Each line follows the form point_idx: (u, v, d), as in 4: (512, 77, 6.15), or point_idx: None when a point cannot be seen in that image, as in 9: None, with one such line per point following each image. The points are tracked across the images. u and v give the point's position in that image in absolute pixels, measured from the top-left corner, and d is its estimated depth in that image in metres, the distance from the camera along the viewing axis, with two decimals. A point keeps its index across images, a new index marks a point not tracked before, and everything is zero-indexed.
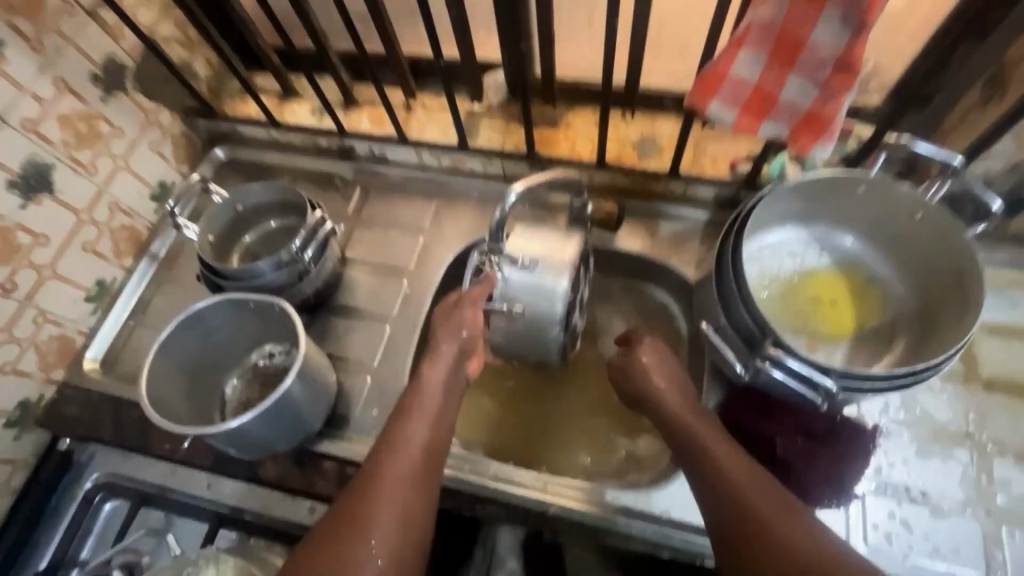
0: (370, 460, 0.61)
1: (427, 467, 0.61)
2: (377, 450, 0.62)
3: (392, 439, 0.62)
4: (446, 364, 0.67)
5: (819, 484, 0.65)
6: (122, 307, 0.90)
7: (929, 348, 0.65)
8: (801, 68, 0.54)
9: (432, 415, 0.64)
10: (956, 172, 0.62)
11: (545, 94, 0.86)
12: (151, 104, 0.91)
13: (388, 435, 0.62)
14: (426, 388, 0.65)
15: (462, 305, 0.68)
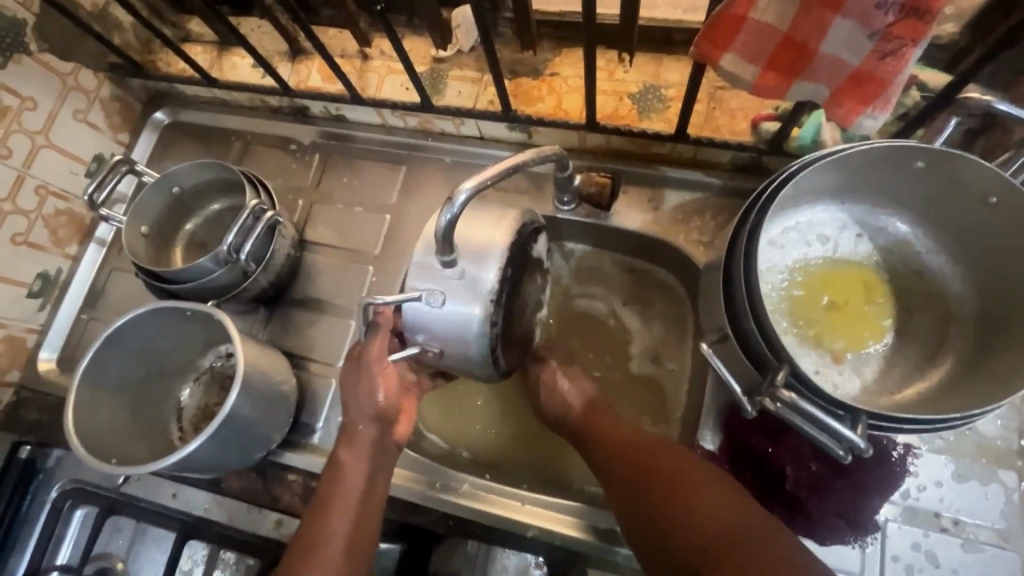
0: (309, 524, 0.55)
1: (363, 524, 0.55)
2: (311, 513, 0.55)
3: (328, 498, 0.56)
4: (372, 436, 0.60)
5: (834, 520, 0.56)
6: (72, 301, 0.83)
7: (983, 363, 0.52)
8: (851, 7, 0.38)
9: (371, 466, 0.58)
10: None
11: (523, 36, 0.70)
12: (66, 67, 0.78)
13: (320, 496, 0.57)
14: (347, 467, 0.57)
15: (367, 365, 0.59)
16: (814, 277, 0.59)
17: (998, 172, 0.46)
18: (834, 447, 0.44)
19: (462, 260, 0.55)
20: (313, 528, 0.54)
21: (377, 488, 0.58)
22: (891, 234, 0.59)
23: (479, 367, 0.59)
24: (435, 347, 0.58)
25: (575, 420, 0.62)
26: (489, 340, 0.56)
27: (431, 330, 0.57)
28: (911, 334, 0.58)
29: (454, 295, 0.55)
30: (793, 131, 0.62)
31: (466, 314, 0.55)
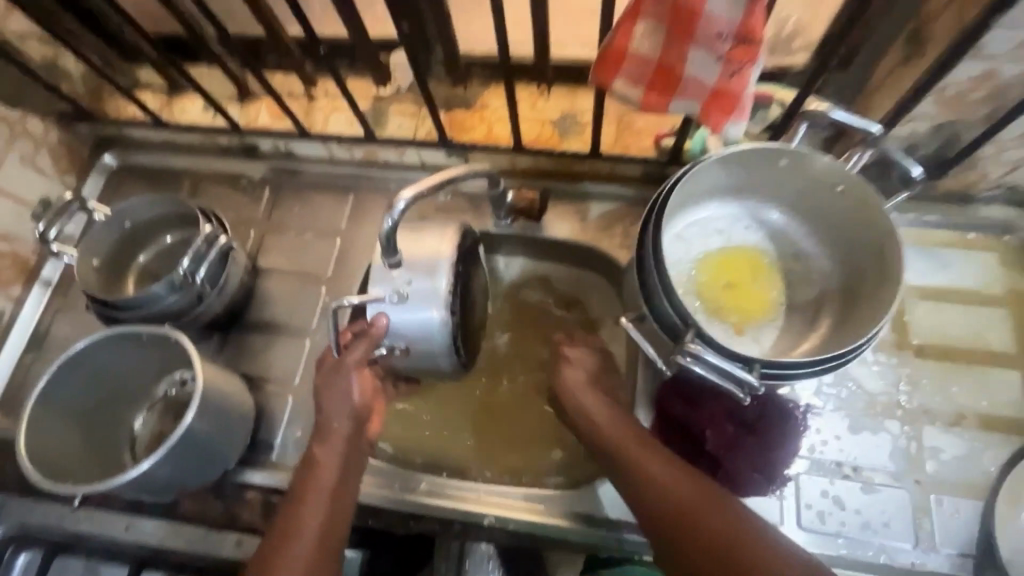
0: (283, 515, 0.57)
1: (335, 520, 0.57)
2: (285, 505, 0.57)
3: (301, 492, 0.57)
4: (347, 433, 0.61)
5: (751, 472, 0.65)
6: (16, 343, 0.83)
7: (848, 323, 0.63)
8: (700, 40, 0.48)
9: (348, 447, 0.61)
10: (875, 140, 0.58)
11: (454, 74, 0.79)
12: (15, 113, 0.80)
13: (296, 484, 0.59)
14: (332, 436, 0.60)
15: (344, 370, 0.61)
16: (713, 264, 0.69)
17: (838, 165, 0.57)
18: (737, 391, 0.55)
19: (413, 267, 0.60)
20: (285, 523, 0.56)
21: (351, 482, 0.59)
22: (774, 225, 0.70)
23: (444, 357, 0.63)
24: (401, 347, 0.62)
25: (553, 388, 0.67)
26: (451, 335, 0.62)
27: (395, 330, 0.61)
28: (796, 307, 0.68)
29: (415, 297, 0.60)
30: (685, 143, 0.72)
31: (426, 306, 0.60)
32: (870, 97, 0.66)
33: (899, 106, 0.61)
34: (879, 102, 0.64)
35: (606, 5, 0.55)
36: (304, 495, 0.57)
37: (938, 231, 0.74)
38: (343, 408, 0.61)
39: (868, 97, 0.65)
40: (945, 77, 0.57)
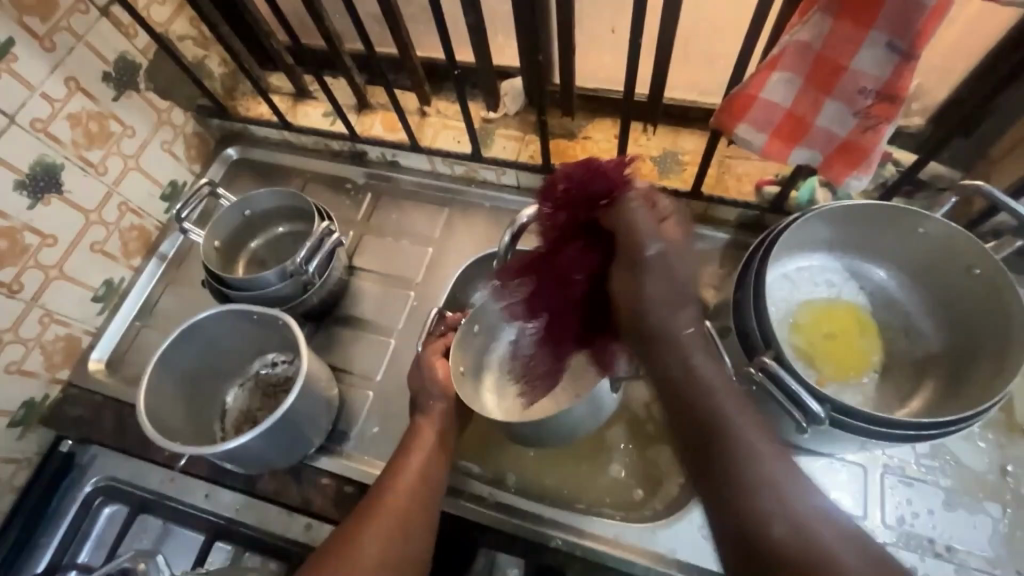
0: (392, 459, 0.64)
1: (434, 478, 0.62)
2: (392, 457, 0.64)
3: (407, 443, 0.64)
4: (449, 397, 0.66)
5: None
6: (128, 309, 0.89)
7: (948, 403, 0.61)
8: (838, 95, 0.49)
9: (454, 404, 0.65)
10: None
11: (564, 105, 0.83)
12: (164, 103, 0.89)
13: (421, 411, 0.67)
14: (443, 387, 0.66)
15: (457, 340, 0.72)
16: (816, 312, 0.69)
17: (981, 248, 0.57)
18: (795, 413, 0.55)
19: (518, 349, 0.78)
20: (394, 463, 0.63)
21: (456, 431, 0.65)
22: (885, 287, 0.69)
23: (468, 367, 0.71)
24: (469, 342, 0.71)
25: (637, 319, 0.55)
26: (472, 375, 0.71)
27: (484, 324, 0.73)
28: (890, 379, 0.67)
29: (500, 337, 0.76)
30: (791, 193, 0.73)
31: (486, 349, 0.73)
32: (992, 166, 0.65)
33: None
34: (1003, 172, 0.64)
35: (741, 53, 0.56)
36: (411, 441, 0.64)
37: None
38: None
39: (993, 166, 0.65)
40: None
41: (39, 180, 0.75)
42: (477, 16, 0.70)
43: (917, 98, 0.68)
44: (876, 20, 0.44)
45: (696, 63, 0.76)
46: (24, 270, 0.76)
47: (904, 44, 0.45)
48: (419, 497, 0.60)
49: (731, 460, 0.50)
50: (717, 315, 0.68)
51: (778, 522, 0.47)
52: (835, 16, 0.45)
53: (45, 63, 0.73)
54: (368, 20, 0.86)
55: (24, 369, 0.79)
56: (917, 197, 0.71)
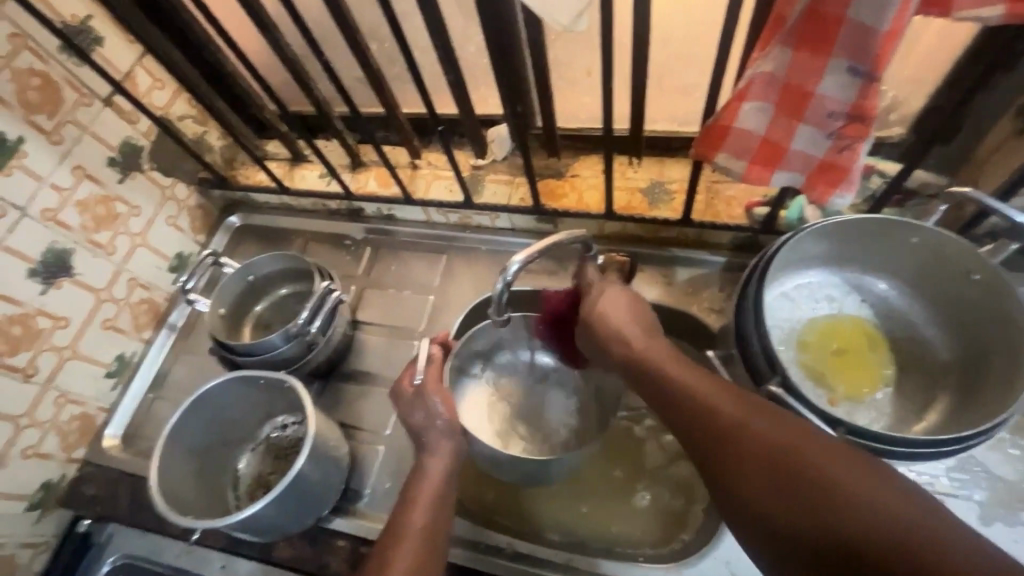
0: (383, 538, 0.58)
1: (437, 525, 0.59)
2: (381, 540, 0.58)
3: (411, 495, 0.61)
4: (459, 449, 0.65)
5: None
6: (140, 382, 0.91)
7: (966, 413, 0.60)
8: (809, 119, 0.50)
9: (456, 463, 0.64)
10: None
11: (549, 147, 0.85)
12: (167, 180, 0.92)
13: (405, 489, 0.62)
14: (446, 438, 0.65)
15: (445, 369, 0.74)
16: (822, 331, 0.68)
17: (976, 253, 0.56)
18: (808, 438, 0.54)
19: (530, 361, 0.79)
20: (396, 525, 0.59)
21: (450, 496, 0.62)
22: (886, 298, 0.68)
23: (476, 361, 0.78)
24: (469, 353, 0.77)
25: (631, 351, 0.60)
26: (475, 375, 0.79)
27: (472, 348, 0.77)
28: (906, 392, 0.65)
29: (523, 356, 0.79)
30: (781, 213, 0.74)
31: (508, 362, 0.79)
32: (977, 169, 0.65)
33: (1013, 178, 0.60)
34: (990, 174, 0.63)
35: (712, 86, 0.58)
36: (415, 492, 0.61)
37: None
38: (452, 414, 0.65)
39: (980, 169, 0.65)
40: None
41: (51, 266, 0.78)
42: (456, 73, 0.73)
43: (893, 110, 0.69)
44: (833, 49, 0.45)
45: (674, 95, 0.78)
46: (38, 353, 0.78)
47: (864, 66, 0.46)
48: (424, 549, 0.57)
49: (704, 428, 0.50)
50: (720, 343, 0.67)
51: (740, 454, 0.46)
52: (794, 48, 0.47)
53: (53, 155, 0.77)
54: (356, 84, 0.90)
55: (41, 452, 0.80)
56: (907, 206, 0.71)
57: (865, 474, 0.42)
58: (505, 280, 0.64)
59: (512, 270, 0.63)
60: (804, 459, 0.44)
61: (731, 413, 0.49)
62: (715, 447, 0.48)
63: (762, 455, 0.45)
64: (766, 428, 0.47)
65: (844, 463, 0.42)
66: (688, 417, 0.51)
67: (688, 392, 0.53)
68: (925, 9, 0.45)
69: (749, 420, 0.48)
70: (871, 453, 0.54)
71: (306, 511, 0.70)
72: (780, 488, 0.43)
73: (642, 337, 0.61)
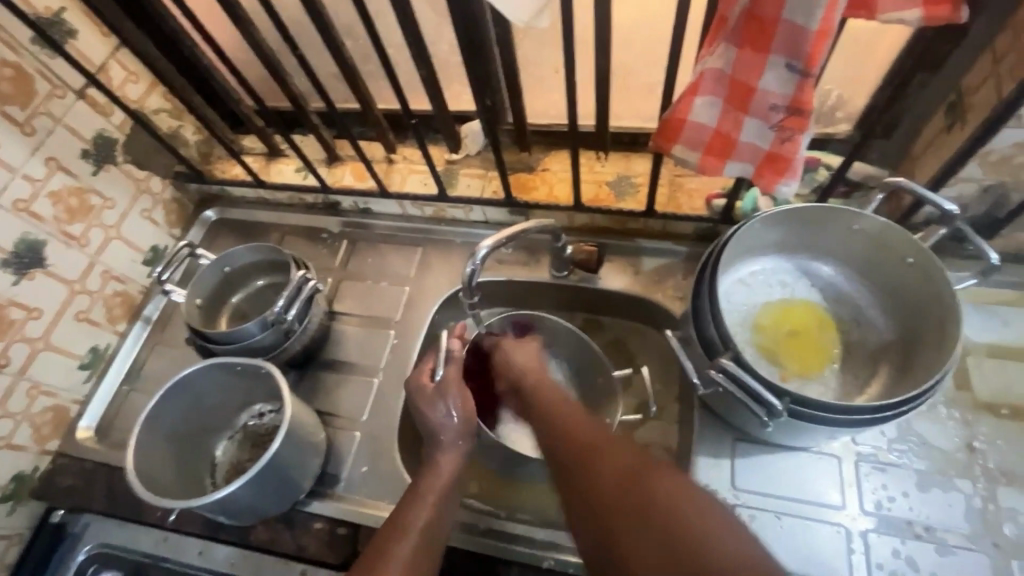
0: (387, 525, 0.60)
1: (437, 537, 0.60)
2: (385, 528, 0.60)
3: (422, 488, 0.63)
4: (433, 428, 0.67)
5: (811, 521, 0.66)
6: (115, 374, 0.91)
7: (904, 385, 0.64)
8: (754, 111, 0.54)
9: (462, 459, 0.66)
10: (953, 218, 0.61)
11: (520, 142, 0.88)
12: (142, 173, 0.93)
13: (416, 483, 0.64)
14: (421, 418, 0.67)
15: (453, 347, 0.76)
16: (776, 314, 0.72)
17: (909, 238, 0.61)
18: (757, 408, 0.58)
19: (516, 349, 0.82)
20: (403, 516, 0.60)
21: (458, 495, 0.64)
22: (835, 283, 0.73)
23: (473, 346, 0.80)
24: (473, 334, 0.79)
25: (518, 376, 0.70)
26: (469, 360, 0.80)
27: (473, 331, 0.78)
28: (851, 369, 0.70)
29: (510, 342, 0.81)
30: (737, 204, 0.78)
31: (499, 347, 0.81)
32: (914, 162, 0.70)
33: (943, 169, 0.65)
34: (925, 166, 0.68)
35: (669, 82, 0.62)
36: (426, 487, 0.63)
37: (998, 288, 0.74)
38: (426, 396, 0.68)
39: (917, 161, 0.70)
40: (986, 146, 0.61)
41: (23, 257, 0.78)
42: (429, 69, 0.75)
43: (839, 107, 0.74)
44: (772, 46, 0.49)
45: (638, 91, 0.82)
46: (11, 344, 0.78)
47: (800, 63, 0.50)
48: (420, 557, 0.57)
49: (575, 455, 0.54)
50: (681, 325, 0.71)
51: (608, 489, 0.50)
52: (737, 45, 0.51)
53: (25, 147, 0.77)
54: (331, 80, 0.92)
55: (13, 443, 0.80)
56: (853, 196, 0.76)
57: (687, 494, 0.48)
58: (472, 265, 0.66)
59: (479, 256, 0.66)
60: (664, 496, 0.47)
61: (606, 452, 0.53)
62: (590, 479, 0.52)
63: (629, 493, 0.49)
64: (615, 447, 0.54)
65: (707, 513, 0.46)
66: (567, 442, 0.56)
67: (573, 426, 0.58)
68: (852, 13, 0.49)
69: (632, 458, 0.52)
70: (813, 422, 0.58)
71: (284, 494, 0.72)
72: (640, 522, 0.47)
73: (527, 360, 0.71)
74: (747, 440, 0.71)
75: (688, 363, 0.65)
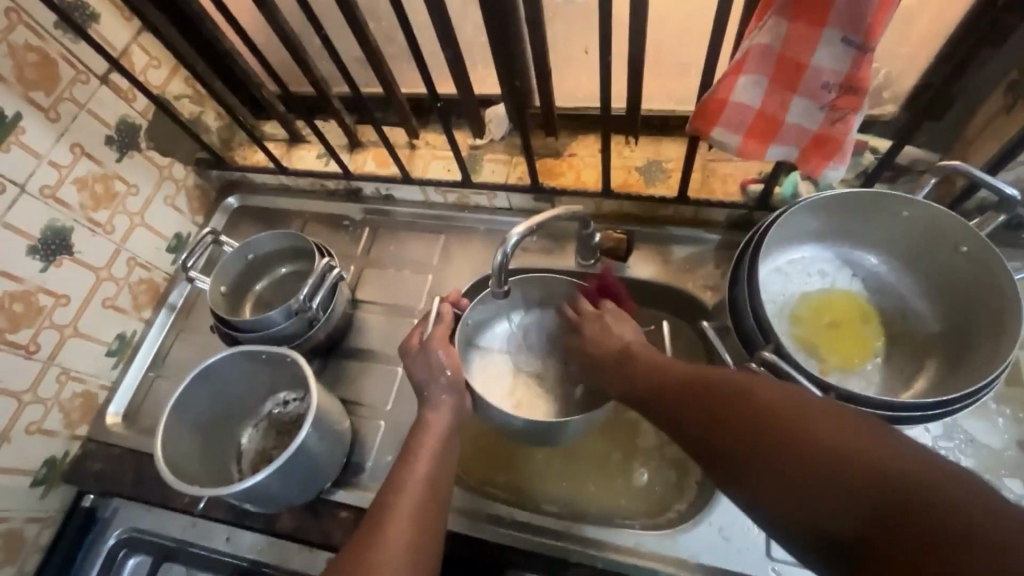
0: (387, 480, 0.60)
1: (439, 479, 0.61)
2: (384, 486, 0.60)
3: (414, 447, 0.63)
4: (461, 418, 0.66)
5: None
6: (141, 361, 0.91)
7: (953, 380, 0.62)
8: (803, 91, 0.51)
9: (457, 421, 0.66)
10: (1012, 204, 0.57)
11: (546, 126, 0.85)
12: (165, 159, 0.92)
13: (409, 440, 0.64)
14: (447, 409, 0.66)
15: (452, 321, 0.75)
16: (815, 305, 0.70)
17: (964, 225, 0.58)
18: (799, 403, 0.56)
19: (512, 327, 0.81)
20: (400, 473, 0.60)
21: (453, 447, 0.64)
22: (878, 273, 0.70)
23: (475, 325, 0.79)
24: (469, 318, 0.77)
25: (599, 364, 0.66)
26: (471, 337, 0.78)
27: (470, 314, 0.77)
28: (895, 362, 0.67)
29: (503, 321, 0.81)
30: (775, 189, 0.74)
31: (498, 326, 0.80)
32: (967, 145, 0.66)
33: (1001, 153, 0.61)
34: (979, 149, 0.65)
35: (708, 61, 0.59)
36: (417, 444, 0.63)
37: None
38: (453, 387, 0.66)
39: (970, 144, 0.66)
40: None
41: (50, 244, 0.78)
42: (455, 50, 0.73)
43: (886, 87, 0.70)
44: (827, 20, 0.46)
45: (671, 72, 0.79)
46: (40, 331, 0.78)
47: (857, 38, 0.47)
48: (428, 496, 0.59)
49: (698, 398, 0.52)
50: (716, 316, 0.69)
51: (747, 414, 0.48)
52: (789, 20, 0.48)
53: (51, 132, 0.77)
54: (354, 63, 0.90)
55: (44, 429, 0.81)
56: (898, 182, 0.72)
57: (839, 410, 0.45)
58: (503, 249, 0.64)
59: (512, 242, 0.64)
60: (804, 420, 0.45)
61: (736, 384, 0.51)
62: (729, 414, 0.49)
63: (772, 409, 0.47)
64: (735, 377, 0.51)
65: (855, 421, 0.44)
66: (684, 386, 0.54)
67: (666, 377, 0.57)
68: None
69: (757, 385, 0.50)
70: (859, 419, 0.55)
71: (309, 483, 0.71)
72: (783, 438, 0.45)
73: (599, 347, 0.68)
74: None
75: (725, 355, 0.62)
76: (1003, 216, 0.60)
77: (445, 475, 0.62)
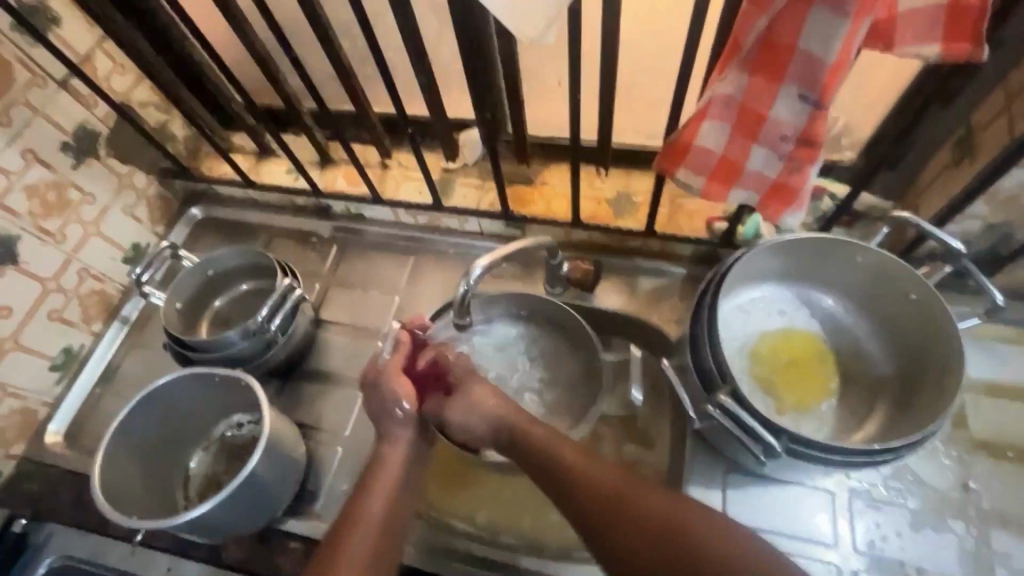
0: (341, 516, 0.60)
1: (395, 516, 0.60)
2: (337, 526, 0.59)
3: (368, 482, 0.62)
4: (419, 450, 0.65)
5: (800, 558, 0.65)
6: (88, 375, 0.87)
7: (902, 424, 0.63)
8: (764, 140, 0.52)
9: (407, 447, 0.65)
10: (959, 257, 0.59)
11: (518, 154, 0.86)
12: (125, 168, 0.89)
13: (365, 473, 0.63)
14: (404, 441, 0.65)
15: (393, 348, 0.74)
16: (774, 343, 0.71)
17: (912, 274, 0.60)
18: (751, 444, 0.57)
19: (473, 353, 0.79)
20: (354, 509, 0.60)
21: (410, 486, 0.64)
22: (834, 314, 0.72)
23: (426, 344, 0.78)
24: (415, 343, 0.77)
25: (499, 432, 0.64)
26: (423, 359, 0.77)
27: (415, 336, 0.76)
28: (848, 403, 0.69)
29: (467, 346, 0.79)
30: (738, 228, 0.76)
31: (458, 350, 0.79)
32: (918, 195, 0.69)
33: (949, 206, 0.64)
34: (929, 199, 0.67)
35: (675, 103, 0.60)
36: (371, 481, 0.62)
37: (999, 325, 0.73)
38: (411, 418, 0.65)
39: (921, 194, 0.69)
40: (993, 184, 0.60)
41: None
42: (429, 77, 0.73)
43: (845, 134, 0.73)
44: (787, 75, 0.48)
45: (642, 107, 0.80)
46: None
47: (815, 93, 0.48)
48: (381, 539, 0.58)
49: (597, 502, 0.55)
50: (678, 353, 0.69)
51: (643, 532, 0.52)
52: (750, 73, 0.49)
53: (2, 137, 0.74)
54: (327, 81, 0.89)
55: None
56: (855, 226, 0.75)
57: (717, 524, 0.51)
58: (466, 279, 0.64)
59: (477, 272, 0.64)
60: (695, 539, 0.50)
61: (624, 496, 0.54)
62: (622, 530, 0.52)
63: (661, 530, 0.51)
64: (625, 481, 0.55)
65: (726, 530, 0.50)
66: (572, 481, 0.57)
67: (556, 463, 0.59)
68: (870, 43, 0.47)
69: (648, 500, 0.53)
70: (812, 463, 0.56)
71: (259, 513, 0.69)
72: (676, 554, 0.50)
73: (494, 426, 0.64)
74: (738, 471, 0.69)
75: (683, 393, 0.63)
76: (950, 267, 0.62)
77: (400, 510, 0.61)
